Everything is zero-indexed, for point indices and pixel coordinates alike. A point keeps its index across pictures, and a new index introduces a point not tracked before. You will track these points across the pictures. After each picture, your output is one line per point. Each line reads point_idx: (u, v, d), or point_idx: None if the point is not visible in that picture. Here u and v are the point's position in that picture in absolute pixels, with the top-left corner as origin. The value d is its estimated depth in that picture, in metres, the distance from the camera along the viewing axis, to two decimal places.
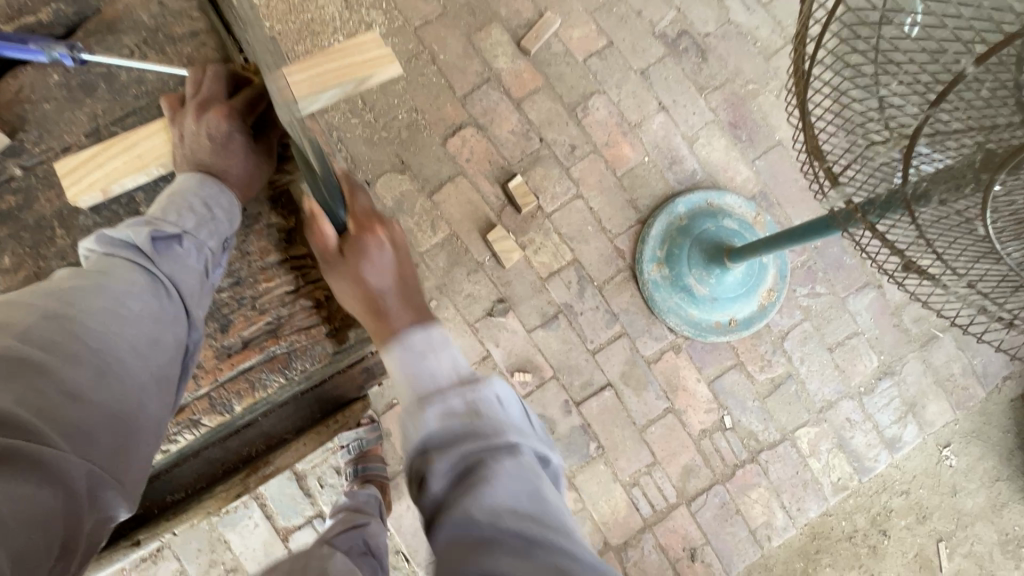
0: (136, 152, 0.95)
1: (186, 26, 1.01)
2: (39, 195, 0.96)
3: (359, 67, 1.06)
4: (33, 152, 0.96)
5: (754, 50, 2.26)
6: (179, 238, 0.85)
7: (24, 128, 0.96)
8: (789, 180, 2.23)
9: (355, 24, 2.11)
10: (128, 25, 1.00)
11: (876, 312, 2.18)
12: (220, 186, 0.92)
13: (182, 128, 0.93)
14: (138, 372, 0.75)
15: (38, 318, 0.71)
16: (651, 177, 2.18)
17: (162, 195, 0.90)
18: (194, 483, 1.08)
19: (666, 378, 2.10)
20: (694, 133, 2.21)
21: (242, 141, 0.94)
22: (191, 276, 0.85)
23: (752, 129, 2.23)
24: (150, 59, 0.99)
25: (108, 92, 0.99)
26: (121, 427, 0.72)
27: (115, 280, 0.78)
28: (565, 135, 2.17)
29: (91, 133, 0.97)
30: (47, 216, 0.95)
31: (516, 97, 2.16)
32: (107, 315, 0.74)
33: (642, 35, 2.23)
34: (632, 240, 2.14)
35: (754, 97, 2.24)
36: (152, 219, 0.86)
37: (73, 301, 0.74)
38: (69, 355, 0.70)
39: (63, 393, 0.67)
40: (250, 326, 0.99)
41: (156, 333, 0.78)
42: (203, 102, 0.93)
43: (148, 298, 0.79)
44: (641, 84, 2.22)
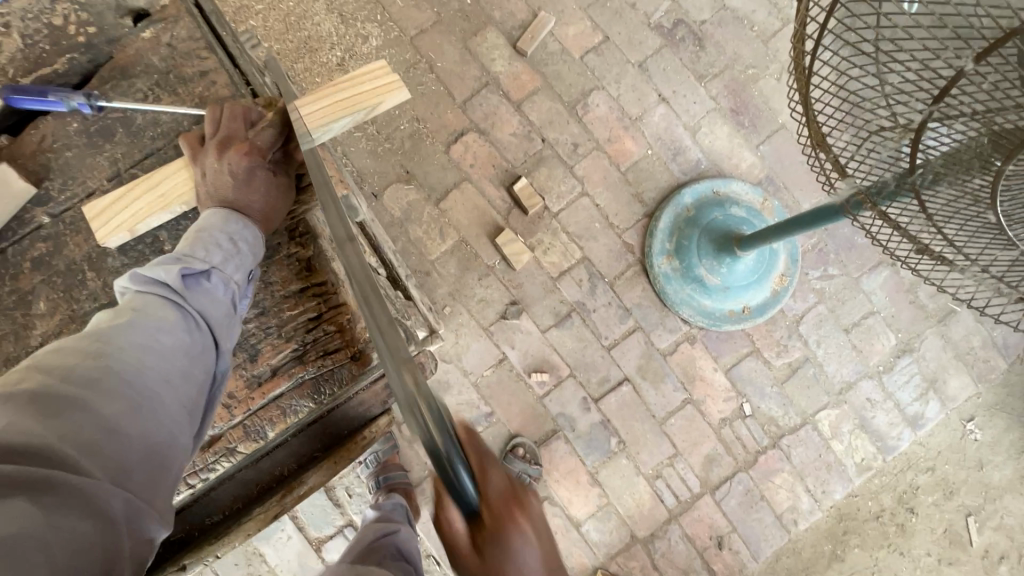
0: (158, 191, 0.98)
1: (194, 66, 1.04)
2: (67, 241, 0.99)
3: (366, 94, 1.08)
4: (59, 199, 0.99)
5: (751, 34, 2.24)
6: (207, 273, 0.88)
7: (47, 176, 0.99)
8: (796, 163, 2.22)
9: (352, 39, 2.12)
10: (139, 69, 1.02)
11: (892, 290, 2.17)
12: (244, 223, 0.94)
13: (203, 166, 0.96)
14: (170, 403, 0.78)
15: (76, 356, 0.73)
16: (655, 169, 2.18)
17: (189, 232, 0.92)
18: (232, 505, 1.11)
19: (683, 369, 2.11)
20: (696, 122, 2.20)
21: (262, 176, 0.97)
22: (217, 309, 0.87)
23: (755, 115, 2.21)
24: (162, 99, 1.02)
25: (125, 135, 1.02)
26: (158, 456, 0.74)
27: (148, 316, 0.80)
28: (567, 134, 2.17)
29: (113, 177, 1.01)
30: (77, 260, 0.98)
31: (515, 99, 2.17)
32: (140, 350, 0.77)
33: (637, 28, 2.23)
34: (640, 234, 2.15)
35: (755, 83, 2.23)
36: (181, 255, 0.88)
37: (106, 338, 0.76)
38: (104, 390, 0.72)
39: (101, 428, 0.69)
40: (276, 354, 1.02)
41: (185, 365, 0.81)
42: (223, 139, 0.96)
43: (180, 333, 0.82)
44: (640, 77, 2.21)
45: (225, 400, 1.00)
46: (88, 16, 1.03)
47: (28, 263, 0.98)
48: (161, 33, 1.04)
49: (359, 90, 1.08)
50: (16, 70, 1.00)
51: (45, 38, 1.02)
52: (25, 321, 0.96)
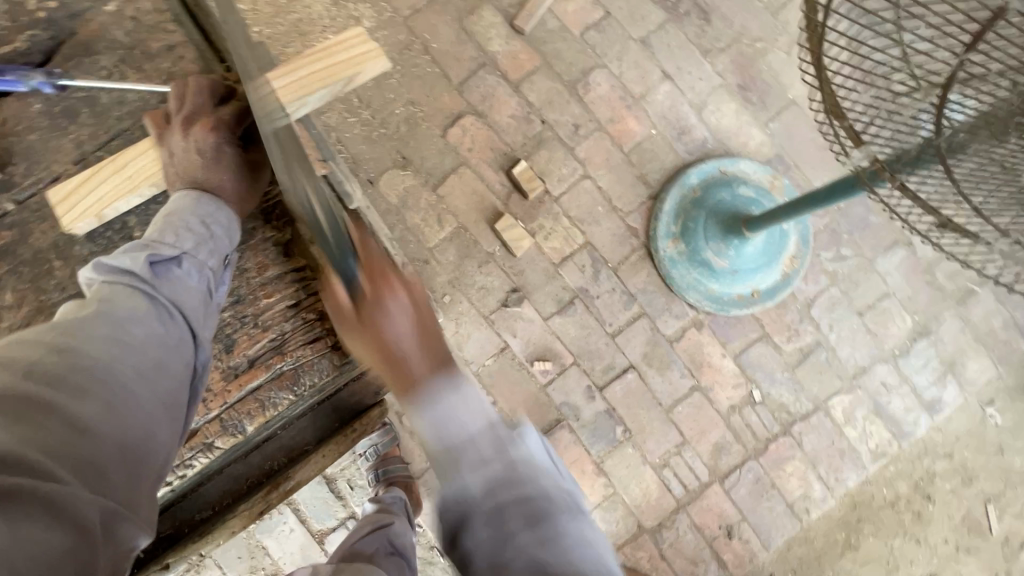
0: (126, 171, 0.94)
1: (163, 42, 0.99)
2: (34, 228, 0.95)
3: (343, 65, 1.03)
4: (24, 186, 0.95)
5: (759, 5, 2.15)
6: (178, 259, 0.84)
7: (12, 161, 0.95)
8: (806, 139, 2.13)
9: (343, 20, 2.06)
10: (104, 46, 0.98)
11: (907, 271, 2.09)
12: (217, 203, 0.90)
13: (171, 145, 0.92)
14: (146, 400, 0.74)
15: (43, 354, 0.68)
16: (659, 150, 2.10)
17: (158, 217, 0.88)
18: (220, 500, 1.08)
19: (690, 355, 2.05)
20: (701, 100, 2.12)
21: (230, 153, 0.94)
22: (193, 297, 0.83)
23: (763, 90, 2.13)
24: (131, 78, 0.97)
25: (90, 116, 0.97)
26: (133, 456, 0.70)
27: (118, 309, 0.77)
28: (568, 114, 2.10)
29: (78, 160, 0.96)
30: (44, 249, 0.94)
31: (513, 80, 2.10)
32: (113, 346, 0.73)
33: (639, 2, 2.14)
34: (645, 217, 2.08)
35: (763, 56, 2.13)
36: (149, 242, 0.84)
37: (75, 333, 0.72)
38: (73, 390, 0.67)
39: (71, 429, 0.65)
40: (252, 344, 0.98)
41: (160, 360, 0.77)
42: (189, 117, 0.92)
43: (153, 324, 0.78)
44: (643, 53, 2.13)
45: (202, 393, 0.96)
46: None
47: None
48: (127, 7, 0.99)
49: (335, 62, 1.04)
50: None
51: (5, 16, 0.97)
52: None
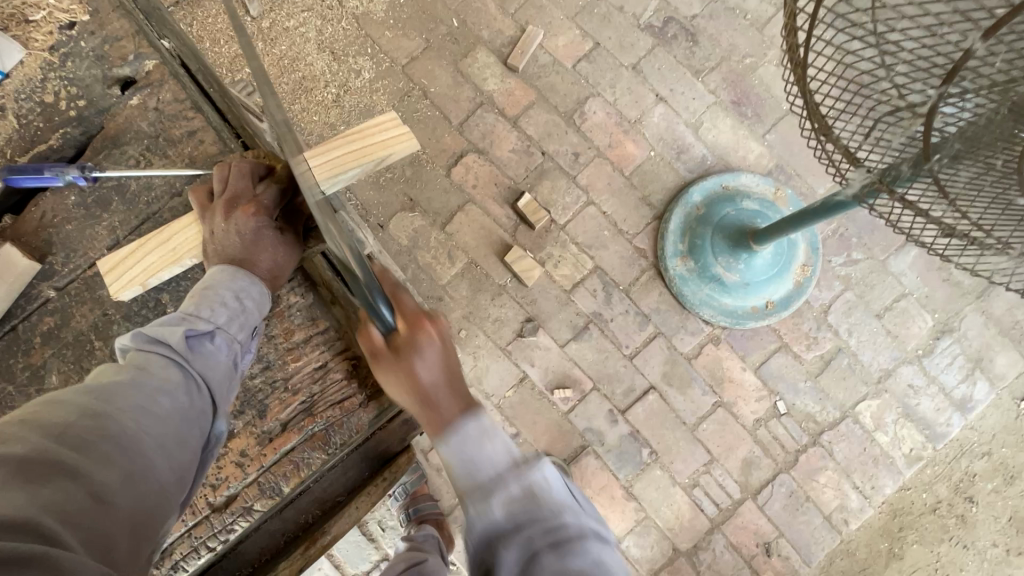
0: (171, 245, 0.98)
1: (185, 128, 1.05)
2: (74, 312, 1.00)
3: (377, 147, 1.15)
4: (64, 272, 1.01)
5: (745, 23, 2.20)
6: (212, 334, 0.89)
7: (51, 251, 1.01)
8: (804, 148, 2.15)
9: (345, 74, 2.15)
10: (130, 136, 1.04)
11: (922, 269, 2.08)
12: (252, 278, 0.95)
13: (212, 225, 0.96)
14: (163, 472, 0.75)
15: (71, 419, 0.70)
16: (660, 170, 2.14)
17: (194, 289, 0.93)
18: (260, 556, 1.11)
19: (710, 371, 2.05)
20: (697, 118, 2.16)
21: (268, 237, 0.97)
22: (218, 372, 0.88)
23: (758, 104, 2.16)
24: (161, 164, 1.04)
25: (122, 203, 1.03)
26: (140, 529, 0.70)
27: (149, 377, 0.80)
28: (567, 144, 2.15)
29: (112, 245, 1.02)
30: (85, 330, 1.00)
31: (511, 115, 2.16)
32: (138, 414, 0.75)
33: (627, 30, 2.20)
34: (652, 238, 2.10)
35: (753, 72, 2.18)
36: (186, 314, 0.89)
37: (106, 398, 0.75)
38: (97, 455, 0.69)
39: (90, 494, 0.65)
40: (286, 408, 1.02)
41: (179, 433, 0.80)
42: (231, 198, 0.96)
43: (179, 395, 0.82)
44: (635, 79, 2.18)
45: (242, 456, 1.00)
46: (78, 90, 1.06)
47: (39, 338, 0.99)
48: (148, 99, 1.05)
49: (371, 144, 1.15)
50: (15, 150, 1.03)
51: (39, 116, 1.05)
52: (40, 397, 0.97)
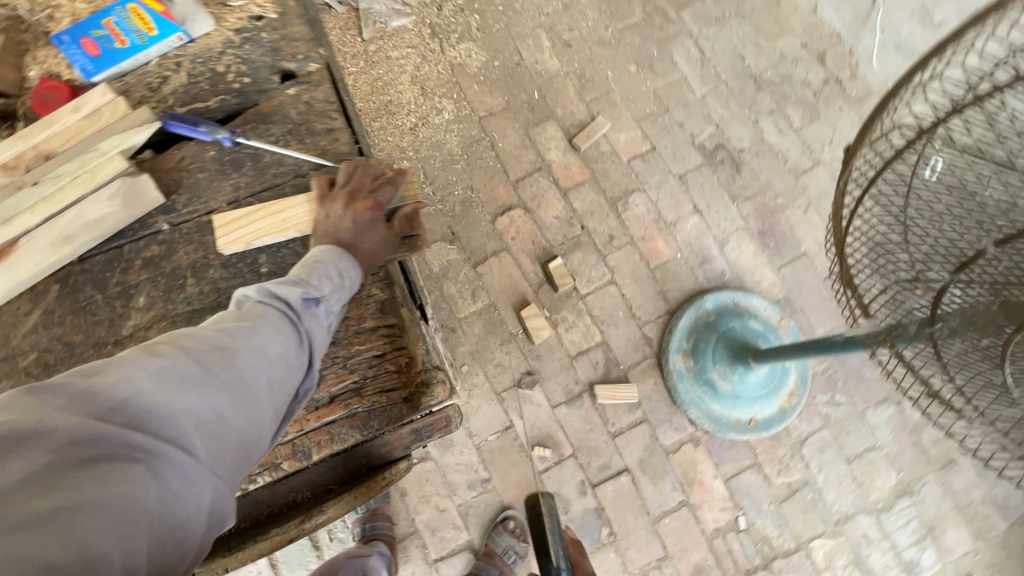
0: (281, 217, 1.04)
1: (314, 114, 1.11)
2: (179, 248, 1.01)
3: None
4: (182, 212, 1.02)
5: (785, 167, 2.46)
6: (317, 302, 0.93)
7: (177, 191, 1.05)
8: (813, 289, 2.34)
9: (428, 109, 2.36)
10: (277, 118, 1.09)
11: (895, 428, 2.21)
12: (353, 261, 1.00)
13: (329, 210, 1.02)
14: (266, 406, 0.81)
15: (203, 343, 0.79)
16: (682, 272, 2.31)
17: (304, 259, 0.98)
18: (239, 522, 1.14)
19: (684, 470, 2.12)
20: (725, 236, 2.37)
21: (378, 228, 1.05)
22: (320, 335, 0.92)
23: (780, 239, 2.38)
24: (282, 139, 1.08)
25: (251, 168, 1.07)
26: (241, 451, 0.77)
27: (267, 324, 0.86)
28: (605, 225, 2.34)
29: (232, 201, 1.04)
30: (182, 266, 1.00)
31: (563, 186, 2.36)
32: (256, 351, 0.82)
33: (682, 144, 2.46)
34: (660, 330, 2.24)
35: (782, 211, 2.41)
36: (299, 279, 0.94)
37: (234, 333, 0.82)
38: (221, 380, 0.77)
39: (211, 412, 0.74)
40: (339, 382, 1.10)
41: (285, 376, 0.85)
42: (351, 191, 1.04)
43: (289, 343, 0.86)
44: (679, 187, 2.41)
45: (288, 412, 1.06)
46: None
47: (139, 262, 0.99)
48: None
49: None
50: None
51: None
52: None
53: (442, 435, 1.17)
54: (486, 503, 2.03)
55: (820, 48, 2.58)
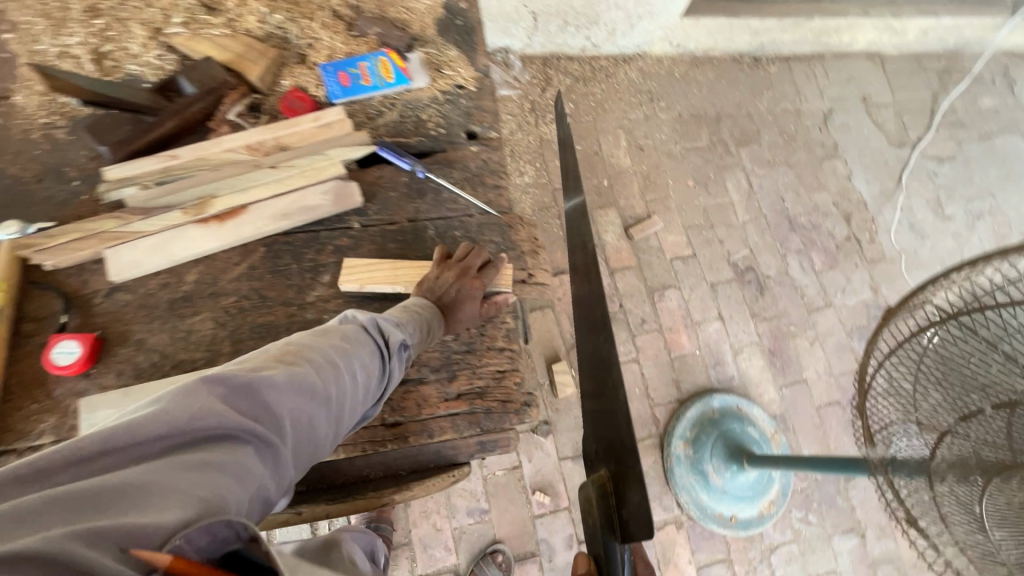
0: (395, 272, 1.16)
1: (488, 172, 1.30)
2: (365, 244, 1.19)
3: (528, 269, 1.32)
4: (372, 217, 1.22)
5: (801, 300, 2.77)
6: (406, 343, 0.99)
7: (370, 200, 1.23)
8: (806, 414, 2.60)
9: (512, 169, 2.68)
10: (459, 166, 1.29)
11: (855, 559, 2.41)
12: (436, 323, 1.06)
13: (440, 274, 1.12)
14: (345, 424, 0.85)
15: (318, 350, 0.85)
16: (697, 368, 2.56)
17: (400, 308, 1.06)
18: (315, 482, 1.24)
19: (662, 547, 2.29)
20: (739, 346, 2.64)
21: (474, 303, 1.11)
22: (398, 372, 0.98)
23: (786, 362, 2.66)
24: (459, 184, 1.27)
25: (432, 199, 1.26)
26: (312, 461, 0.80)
27: (363, 349, 0.91)
28: (640, 310, 2.62)
29: (412, 220, 1.23)
30: (364, 260, 1.18)
31: (611, 266, 2.66)
32: (351, 369, 0.87)
33: (719, 258, 2.77)
34: (668, 414, 2.46)
35: (792, 338, 2.70)
36: (395, 320, 1.00)
37: (338, 348, 0.88)
38: (323, 388, 0.81)
39: (308, 417, 0.78)
40: (469, 382, 1.12)
41: (364, 399, 0.89)
42: (463, 266, 1.13)
43: (374, 372, 0.92)
44: (709, 294, 2.70)
45: (420, 398, 1.09)
46: None
47: (331, 247, 1.18)
48: None
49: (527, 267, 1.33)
50: None
51: None
52: None
53: (502, 452, 1.28)
54: (480, 533, 2.16)
55: (848, 209, 2.97)
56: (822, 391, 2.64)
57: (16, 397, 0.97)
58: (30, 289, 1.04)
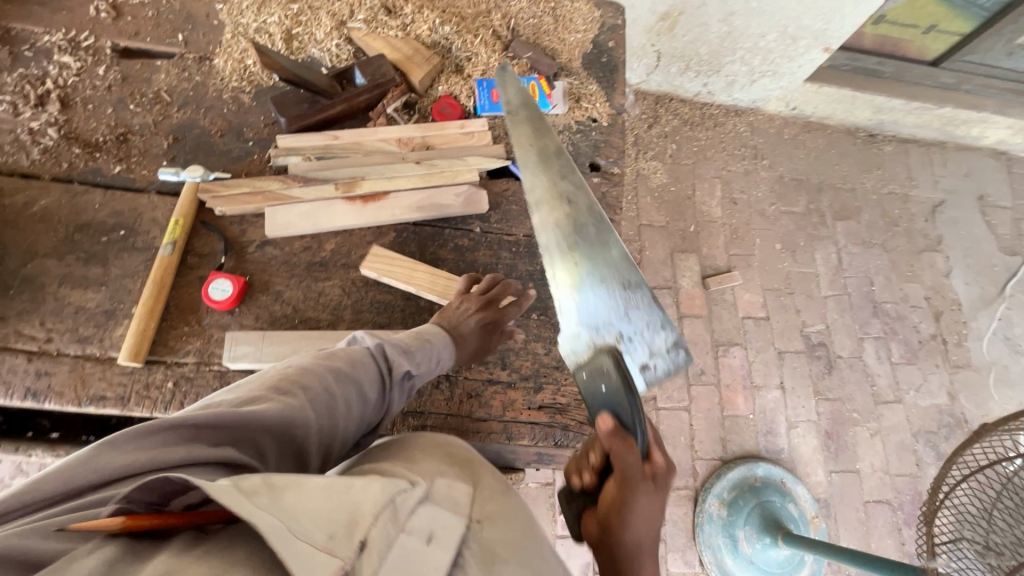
0: (413, 270, 1.20)
1: (605, 206, 1.37)
2: (482, 249, 1.28)
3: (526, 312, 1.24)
4: (492, 225, 1.31)
5: (869, 389, 2.64)
6: (411, 377, 0.95)
7: (494, 210, 1.32)
8: (853, 506, 2.48)
9: None
10: None
11: None
12: (450, 353, 1.04)
13: (461, 305, 1.12)
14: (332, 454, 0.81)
15: (317, 375, 0.79)
16: (747, 432, 2.51)
17: (412, 330, 1.00)
18: None
19: None
20: (795, 421, 2.56)
21: (492, 339, 1.12)
22: (396, 405, 0.95)
23: (842, 448, 2.54)
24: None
25: None
26: None
27: (366, 378, 0.87)
28: (701, 361, 2.60)
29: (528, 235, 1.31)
30: (478, 263, 1.27)
31: (681, 311, 2.66)
32: (349, 400, 0.83)
33: (791, 327, 2.70)
34: (708, 470, 2.43)
35: (853, 427, 2.58)
36: (406, 347, 0.94)
37: (340, 375, 0.82)
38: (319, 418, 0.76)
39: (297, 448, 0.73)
40: (552, 397, 1.18)
41: (355, 432, 0.86)
42: (486, 299, 1.13)
43: (372, 403, 0.88)
44: (774, 360, 2.64)
45: (506, 401, 1.16)
46: None
47: (451, 246, 1.28)
48: None
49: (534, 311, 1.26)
50: None
51: None
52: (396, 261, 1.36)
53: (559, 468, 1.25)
54: None
55: (939, 307, 2.81)
56: (874, 488, 2.50)
57: (172, 317, 1.12)
58: (199, 228, 1.20)
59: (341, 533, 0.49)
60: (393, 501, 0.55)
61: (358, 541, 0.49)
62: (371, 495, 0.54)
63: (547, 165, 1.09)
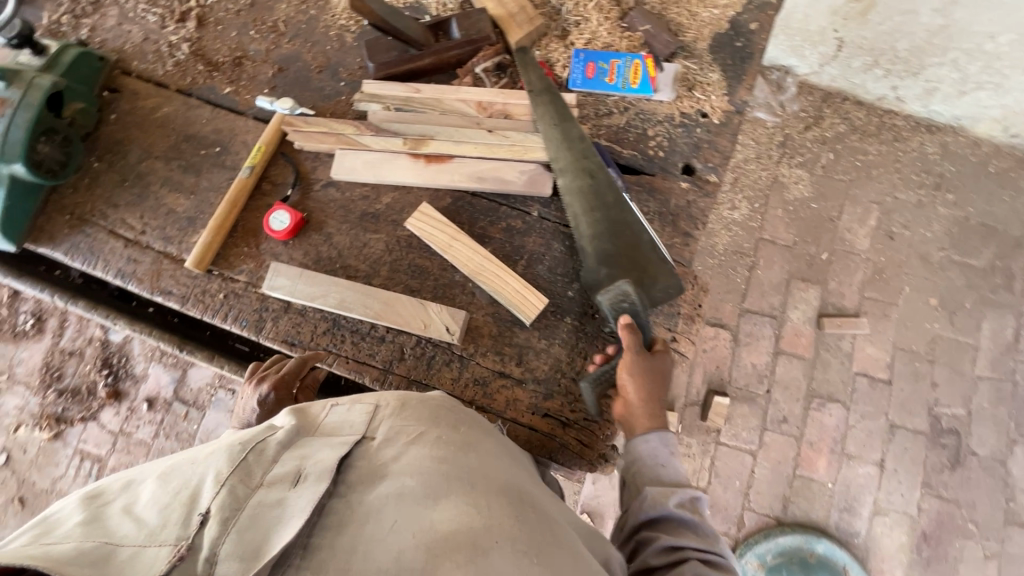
0: (452, 241, 1.17)
1: (686, 216, 1.19)
2: (534, 234, 1.20)
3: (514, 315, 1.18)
4: (553, 212, 1.21)
5: (1003, 502, 1.85)
6: None
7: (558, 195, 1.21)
8: None
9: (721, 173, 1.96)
10: (660, 197, 1.20)
11: None
12: None
13: (243, 393, 0.99)
14: None
15: None
16: (817, 498, 1.87)
17: None
18: None
19: None
20: (886, 506, 1.86)
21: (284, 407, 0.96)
22: None
23: (939, 555, 1.82)
24: (650, 215, 1.19)
25: None
26: None
27: None
28: (787, 406, 1.93)
29: None
30: (526, 249, 1.19)
31: (781, 346, 1.95)
32: None
33: (917, 400, 1.90)
34: (755, 524, 1.87)
35: (963, 539, 1.83)
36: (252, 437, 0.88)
37: None
38: None
39: None
40: (560, 408, 1.09)
41: None
42: (263, 375, 0.99)
43: None
44: (883, 432, 1.89)
45: (510, 398, 1.10)
46: None
47: (504, 225, 1.21)
48: None
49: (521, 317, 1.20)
50: None
51: None
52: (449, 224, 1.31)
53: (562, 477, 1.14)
54: None
55: None
56: None
57: (237, 235, 1.22)
58: (279, 156, 1.27)
59: (177, 515, 0.52)
60: (246, 463, 0.58)
61: (198, 517, 0.52)
62: (216, 464, 0.57)
63: (570, 142, 1.19)
